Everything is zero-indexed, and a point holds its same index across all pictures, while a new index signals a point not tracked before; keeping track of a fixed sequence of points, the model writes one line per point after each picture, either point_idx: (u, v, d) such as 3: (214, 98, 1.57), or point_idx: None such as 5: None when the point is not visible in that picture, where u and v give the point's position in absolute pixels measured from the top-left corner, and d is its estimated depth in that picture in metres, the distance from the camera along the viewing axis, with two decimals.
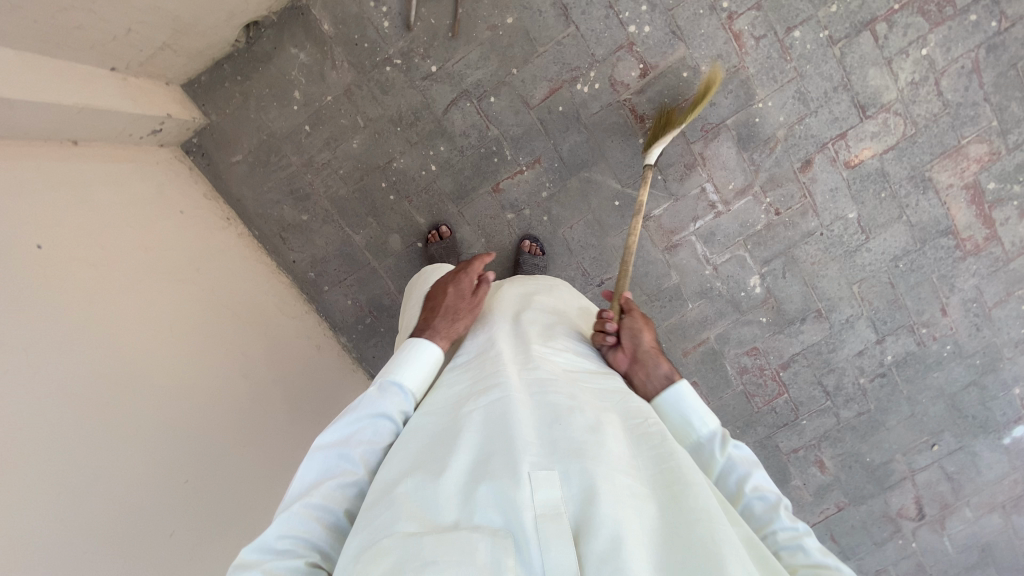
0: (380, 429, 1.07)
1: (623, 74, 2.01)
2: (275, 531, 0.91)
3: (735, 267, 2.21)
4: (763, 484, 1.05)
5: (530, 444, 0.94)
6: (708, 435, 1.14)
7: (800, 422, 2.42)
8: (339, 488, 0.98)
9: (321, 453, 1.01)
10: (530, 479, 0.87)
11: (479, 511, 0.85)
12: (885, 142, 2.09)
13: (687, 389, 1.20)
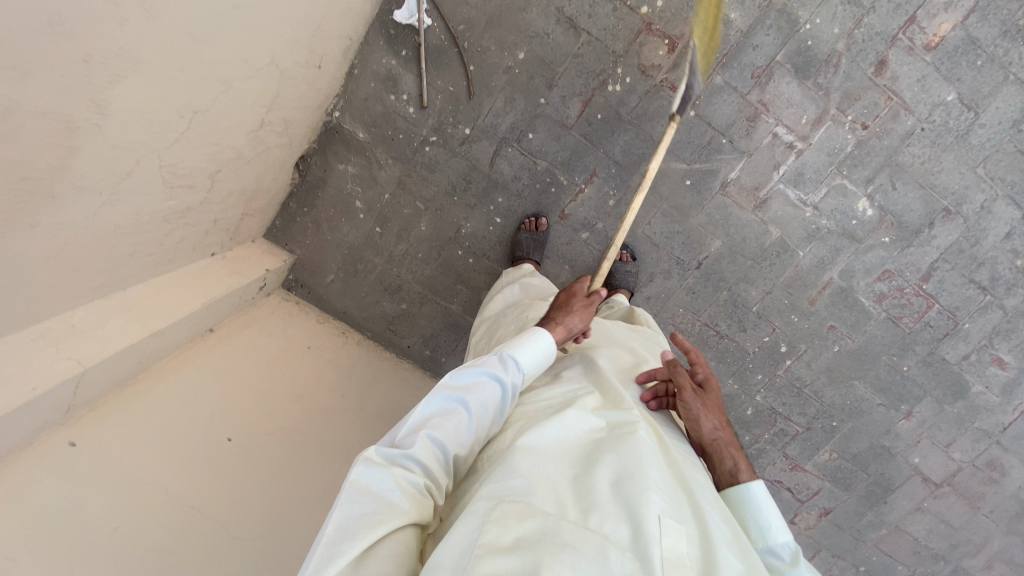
0: (498, 393, 1.04)
1: (651, 58, 1.91)
2: (412, 448, 0.90)
3: (836, 199, 2.05)
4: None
5: (661, 484, 0.87)
6: (781, 546, 0.98)
7: (962, 328, 2.21)
8: (455, 434, 0.96)
9: (446, 394, 0.99)
10: (663, 522, 0.80)
11: (608, 520, 0.80)
12: (965, 6, 1.84)
13: (761, 495, 1.02)
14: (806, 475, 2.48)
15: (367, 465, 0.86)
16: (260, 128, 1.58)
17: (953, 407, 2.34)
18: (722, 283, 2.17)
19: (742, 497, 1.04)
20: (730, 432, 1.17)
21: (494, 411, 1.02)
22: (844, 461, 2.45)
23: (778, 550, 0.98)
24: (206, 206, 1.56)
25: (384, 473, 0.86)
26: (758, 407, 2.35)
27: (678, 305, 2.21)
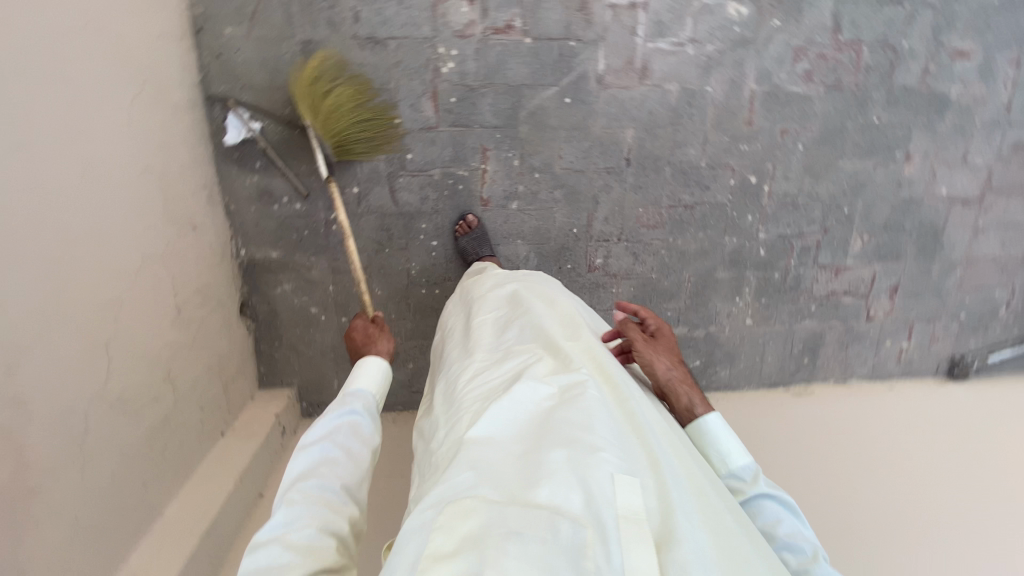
0: (354, 424, 1.20)
1: (461, 20, 1.85)
2: (289, 505, 1.01)
3: (707, 19, 1.95)
4: (795, 530, 1.11)
5: (611, 442, 0.86)
6: (742, 468, 1.20)
7: (904, 49, 2.07)
8: (333, 473, 1.09)
9: (316, 447, 1.12)
10: (616, 479, 0.80)
11: (560, 489, 0.78)
12: None
13: (718, 422, 1.25)
14: (854, 271, 2.39)
15: (253, 551, 0.95)
16: (180, 313, 1.63)
17: (945, 123, 2.20)
18: (661, 162, 2.11)
19: (702, 429, 1.26)
20: (685, 371, 1.37)
21: (361, 436, 1.19)
22: (879, 236, 2.34)
23: (741, 472, 1.20)
24: (184, 404, 1.63)
25: (274, 546, 0.94)
26: (769, 243, 2.29)
27: (636, 205, 2.17)
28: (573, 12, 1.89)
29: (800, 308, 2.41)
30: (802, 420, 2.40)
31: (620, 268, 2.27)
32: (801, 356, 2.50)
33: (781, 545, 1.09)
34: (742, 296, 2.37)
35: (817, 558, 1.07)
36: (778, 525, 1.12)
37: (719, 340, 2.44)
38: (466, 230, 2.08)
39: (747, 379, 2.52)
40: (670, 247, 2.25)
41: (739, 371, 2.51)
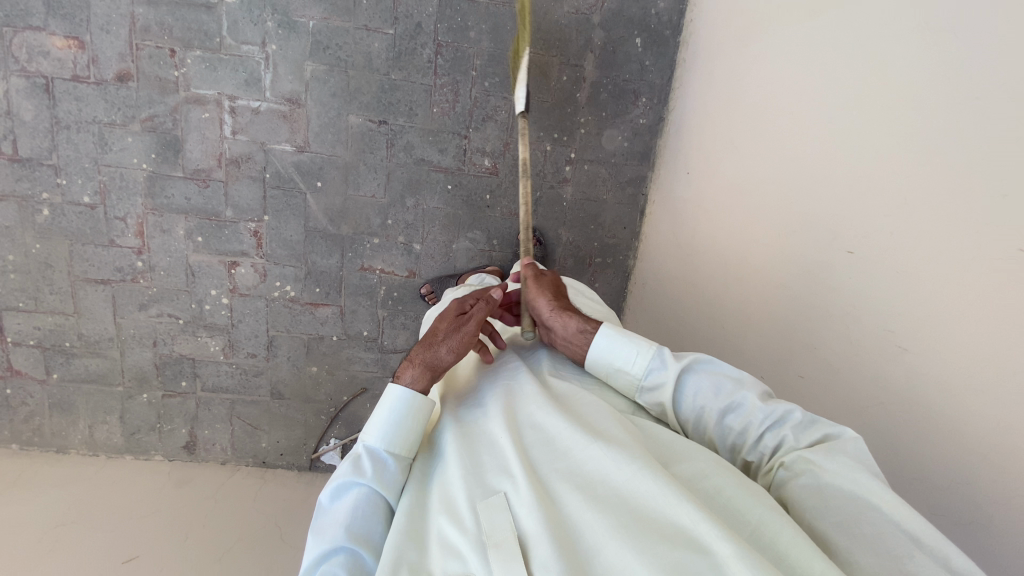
0: (385, 460, 1.04)
1: (251, 273, 2.10)
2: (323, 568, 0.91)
3: (240, 24, 1.85)
4: (724, 389, 1.01)
5: (489, 477, 0.95)
6: (652, 369, 1.07)
7: None
8: (365, 526, 0.97)
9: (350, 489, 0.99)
10: (481, 510, 0.89)
11: (450, 554, 0.87)
12: (29, 35, 1.83)
13: (610, 333, 1.13)
14: None
15: None
16: None
17: None
18: (385, 82, 1.93)
19: (596, 360, 1.14)
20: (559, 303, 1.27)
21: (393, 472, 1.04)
22: None
23: (653, 372, 1.07)
24: None
25: None
26: None
27: (429, 113, 1.97)
28: (238, 170, 1.98)
29: None
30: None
31: (502, 138, 2.02)
32: None
33: (718, 416, 1.01)
34: None
35: (757, 404, 0.97)
36: (708, 394, 1.02)
37: (616, 5, 1.90)
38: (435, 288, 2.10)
39: None
40: (484, 72, 1.95)
41: None
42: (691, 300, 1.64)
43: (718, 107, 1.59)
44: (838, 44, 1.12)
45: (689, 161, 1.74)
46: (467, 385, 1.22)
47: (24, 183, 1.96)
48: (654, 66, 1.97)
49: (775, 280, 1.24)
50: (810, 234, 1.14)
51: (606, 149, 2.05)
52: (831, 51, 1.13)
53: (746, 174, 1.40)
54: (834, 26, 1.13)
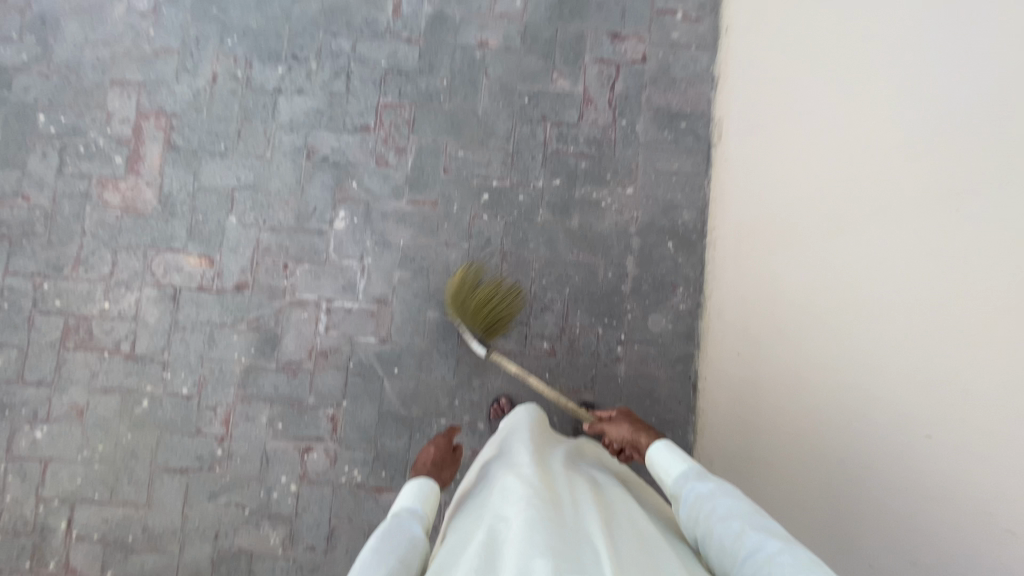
0: (413, 516, 1.21)
1: (323, 458, 2.19)
2: None
3: (345, 243, 2.27)
4: (728, 505, 1.13)
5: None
6: (684, 475, 1.30)
7: (387, 61, 2.36)
8: (402, 553, 1.07)
9: (390, 532, 1.13)
10: None
11: None
12: (174, 257, 2.25)
13: (666, 442, 1.40)
14: (590, 79, 2.37)
15: None
16: None
17: (452, 15, 2.40)
18: None
19: (652, 465, 1.41)
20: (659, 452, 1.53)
21: (420, 526, 1.18)
22: (556, 60, 2.37)
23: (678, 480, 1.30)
24: None
25: None
26: (549, 173, 2.34)
27: None
28: (325, 360, 2.21)
29: (624, 132, 2.35)
30: (755, 120, 2.06)
31: (558, 324, 2.29)
32: (681, 125, 2.35)
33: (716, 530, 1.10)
34: (601, 196, 2.34)
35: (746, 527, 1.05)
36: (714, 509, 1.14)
37: (648, 218, 2.33)
38: (500, 409, 2.19)
39: (703, 184, 2.34)
40: (542, 272, 2.31)
41: (690, 193, 2.34)
42: (770, 474, 1.68)
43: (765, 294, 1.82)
44: (868, 255, 1.36)
45: (741, 344, 1.95)
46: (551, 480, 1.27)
47: (136, 378, 2.19)
48: (687, 262, 2.32)
49: (862, 458, 1.29)
50: (887, 417, 1.23)
51: (653, 331, 2.29)
52: (862, 261, 1.37)
53: (817, 350, 1.50)
54: (858, 240, 1.40)
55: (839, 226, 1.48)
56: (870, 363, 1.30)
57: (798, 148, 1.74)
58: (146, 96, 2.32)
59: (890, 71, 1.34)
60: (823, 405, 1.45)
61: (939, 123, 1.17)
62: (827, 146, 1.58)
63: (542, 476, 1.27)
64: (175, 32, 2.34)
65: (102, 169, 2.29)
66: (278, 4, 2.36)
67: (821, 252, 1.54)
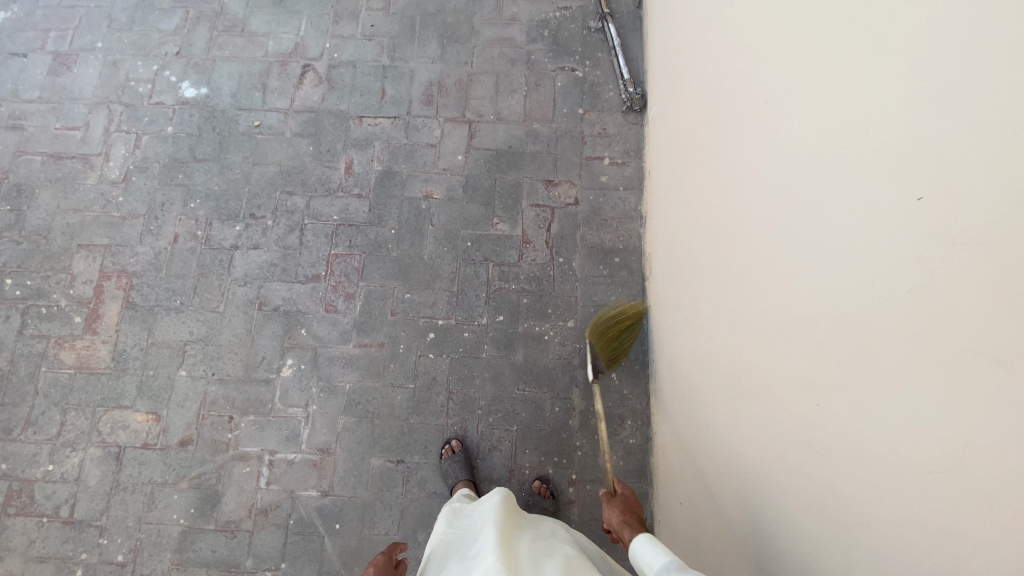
0: None
1: None
2: None
3: (290, 391, 2.31)
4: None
5: None
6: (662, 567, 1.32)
7: (338, 214, 2.53)
8: None
9: None
10: None
11: None
12: (122, 413, 2.28)
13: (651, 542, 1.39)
14: (527, 221, 2.53)
15: None
16: None
17: (398, 169, 2.61)
18: (404, 426, 2.28)
19: (640, 546, 1.40)
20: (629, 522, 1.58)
21: None
22: (495, 204, 2.56)
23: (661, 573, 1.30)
24: None
25: None
26: (492, 310, 2.42)
27: (441, 451, 2.26)
28: (265, 517, 2.17)
29: (562, 268, 2.47)
30: (674, 256, 2.14)
31: (507, 465, 2.26)
32: (614, 259, 2.47)
33: None
34: (543, 330, 2.40)
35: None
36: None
37: None
38: None
39: (640, 315, 2.41)
40: (488, 409, 2.31)
41: None
42: None
43: (703, 393, 1.73)
44: (752, 421, 1.36)
45: (683, 493, 1.91)
46: (506, 547, 1.40)
47: (73, 544, 2.13)
48: (632, 393, 2.33)
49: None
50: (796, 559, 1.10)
51: (604, 468, 2.25)
52: (749, 424, 1.37)
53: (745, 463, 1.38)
54: (739, 380, 1.46)
55: (734, 382, 1.49)
56: (775, 495, 1.21)
57: (697, 281, 1.86)
58: (109, 257, 2.46)
59: (754, 241, 1.42)
60: (756, 534, 1.29)
61: (785, 301, 1.23)
62: (721, 299, 1.63)
63: (508, 552, 1.38)
64: (142, 198, 2.54)
65: (60, 328, 2.37)
66: (239, 168, 2.59)
67: (737, 352, 1.49)
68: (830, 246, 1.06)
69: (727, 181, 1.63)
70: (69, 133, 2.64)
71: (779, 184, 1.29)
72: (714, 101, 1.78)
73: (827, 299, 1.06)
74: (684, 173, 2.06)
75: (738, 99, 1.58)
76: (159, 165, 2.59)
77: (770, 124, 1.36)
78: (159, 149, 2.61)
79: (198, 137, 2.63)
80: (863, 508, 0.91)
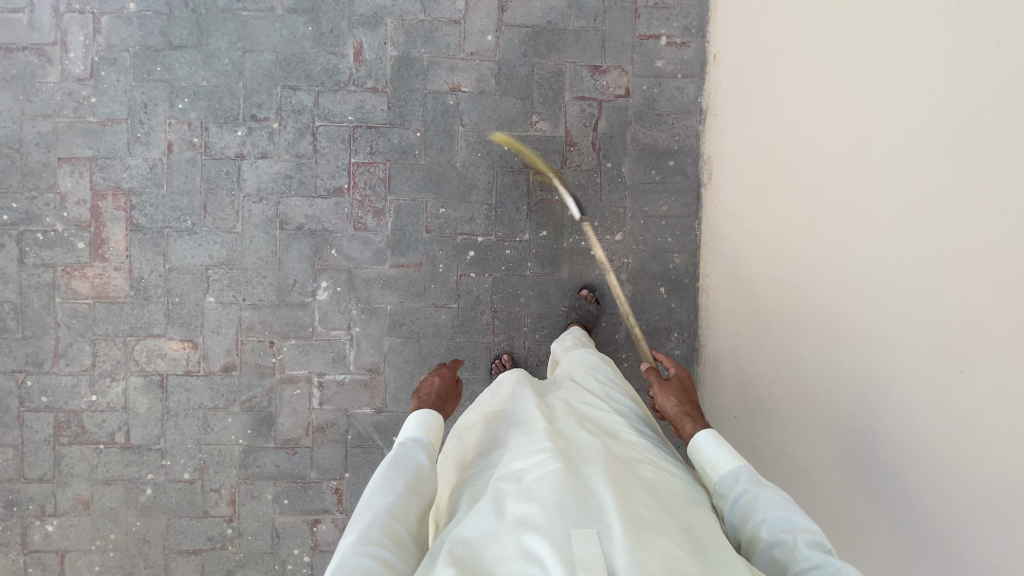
0: (411, 453, 1.33)
1: (331, 528, 2.25)
2: (388, 474, 1.25)
3: (329, 315, 2.21)
4: (783, 523, 1.15)
5: (583, 478, 1.17)
6: (732, 471, 1.31)
7: (353, 113, 2.19)
8: (409, 467, 1.28)
9: (411, 454, 1.33)
10: (578, 495, 1.11)
11: (551, 520, 1.04)
12: (155, 342, 2.18)
13: (713, 440, 1.38)
14: (571, 119, 2.23)
15: (380, 483, 1.23)
16: None
17: (417, 54, 2.20)
18: (451, 344, 2.25)
19: (705, 452, 1.38)
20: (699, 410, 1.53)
21: (418, 456, 1.33)
22: (534, 98, 2.23)
23: (729, 475, 1.31)
24: None
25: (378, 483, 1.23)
26: (535, 224, 2.24)
27: (489, 367, 2.26)
28: (323, 434, 2.23)
29: (610, 174, 2.24)
30: (740, 179, 2.02)
31: None
32: (668, 164, 2.24)
33: (768, 524, 1.17)
34: (589, 245, 2.26)
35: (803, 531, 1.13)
36: (766, 508, 1.19)
37: (638, 264, 2.26)
38: None
39: (692, 227, 2.26)
40: (534, 326, 2.27)
41: (680, 237, 2.26)
42: None
43: (772, 298, 1.81)
44: (841, 349, 1.47)
45: (737, 407, 1.99)
46: (545, 420, 1.39)
47: (139, 465, 2.19)
48: (680, 306, 2.27)
49: (885, 478, 1.31)
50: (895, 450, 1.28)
51: (649, 378, 2.28)
52: (850, 373, 1.43)
53: (829, 366, 1.51)
54: (828, 287, 1.54)
55: (828, 328, 1.53)
56: (870, 396, 1.36)
57: (771, 184, 1.84)
58: (98, 172, 2.15)
59: (875, 191, 1.38)
60: (840, 430, 1.46)
61: (915, 234, 1.25)
62: (811, 234, 1.63)
63: (548, 421, 1.39)
64: (119, 98, 2.15)
65: (64, 256, 2.16)
66: (229, 57, 2.17)
67: (829, 260, 1.54)
68: (1006, 236, 1.05)
69: (846, 117, 1.49)
70: (11, 16, 2.12)
71: (927, 147, 1.23)
72: (835, 12, 1.54)
73: (987, 282, 1.08)
74: (770, 87, 1.83)
75: (883, 23, 1.37)
76: (130, 55, 2.15)
77: (938, 72, 1.21)
78: (125, 33, 2.14)
79: (169, 17, 2.15)
80: (1002, 481, 1.04)
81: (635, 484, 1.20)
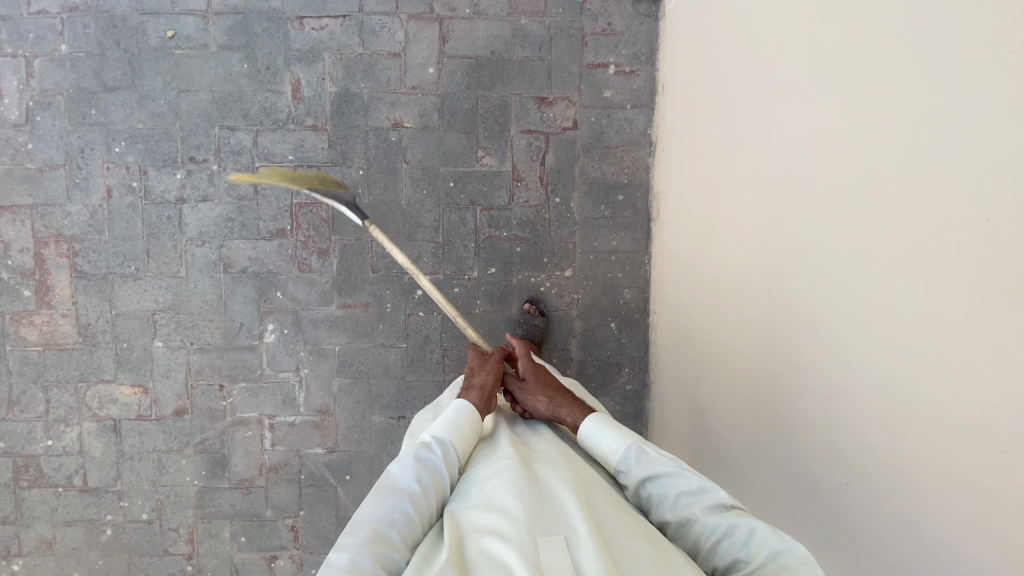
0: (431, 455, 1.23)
1: (289, 563, 2.29)
2: (403, 479, 1.16)
3: (277, 357, 2.20)
4: (688, 496, 1.16)
5: (553, 493, 1.12)
6: (625, 454, 1.28)
7: (293, 153, 2.14)
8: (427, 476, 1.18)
9: (431, 457, 1.22)
10: (548, 512, 1.06)
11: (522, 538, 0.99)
12: (106, 388, 2.20)
13: (598, 426, 1.34)
14: (518, 153, 2.17)
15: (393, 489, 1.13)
16: None
17: (358, 89, 2.14)
18: (401, 383, 2.24)
19: (596, 443, 1.33)
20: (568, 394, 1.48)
21: (439, 464, 1.22)
22: (479, 133, 2.16)
23: (624, 456, 1.28)
24: None
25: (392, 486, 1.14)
26: (483, 262, 2.20)
27: None
28: (276, 474, 2.25)
29: (558, 210, 2.19)
30: (683, 224, 1.97)
31: None
32: (617, 197, 2.18)
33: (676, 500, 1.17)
34: (539, 281, 2.22)
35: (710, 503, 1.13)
36: (668, 485, 1.19)
37: (589, 300, 2.23)
38: None
39: (644, 261, 2.22)
40: None
41: (631, 271, 2.22)
42: None
43: (709, 355, 1.77)
44: (769, 421, 1.44)
45: (683, 452, 1.98)
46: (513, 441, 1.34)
47: (97, 507, 2.23)
48: (632, 342, 2.25)
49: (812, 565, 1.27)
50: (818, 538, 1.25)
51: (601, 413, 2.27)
52: (786, 419, 1.36)
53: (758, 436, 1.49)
54: (757, 356, 1.50)
55: (760, 386, 1.48)
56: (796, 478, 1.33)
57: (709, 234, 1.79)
58: (39, 220, 2.13)
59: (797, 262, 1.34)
60: (768, 501, 1.44)
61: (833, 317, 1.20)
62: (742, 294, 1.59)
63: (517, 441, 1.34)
64: (55, 144, 2.11)
65: (11, 305, 2.16)
66: (164, 98, 2.11)
67: (756, 327, 1.50)
68: (913, 332, 1.01)
69: (779, 154, 1.41)
70: None
71: (840, 228, 1.18)
72: (761, 69, 1.49)
73: (894, 383, 1.05)
74: (715, 107, 1.73)
75: (797, 93, 1.33)
76: (64, 99, 2.10)
77: (846, 148, 1.17)
78: (58, 77, 2.09)
79: (101, 58, 2.09)
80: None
81: (606, 497, 1.16)
